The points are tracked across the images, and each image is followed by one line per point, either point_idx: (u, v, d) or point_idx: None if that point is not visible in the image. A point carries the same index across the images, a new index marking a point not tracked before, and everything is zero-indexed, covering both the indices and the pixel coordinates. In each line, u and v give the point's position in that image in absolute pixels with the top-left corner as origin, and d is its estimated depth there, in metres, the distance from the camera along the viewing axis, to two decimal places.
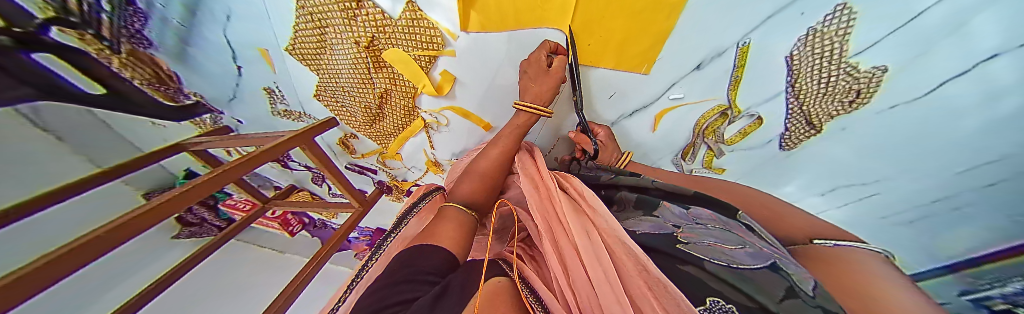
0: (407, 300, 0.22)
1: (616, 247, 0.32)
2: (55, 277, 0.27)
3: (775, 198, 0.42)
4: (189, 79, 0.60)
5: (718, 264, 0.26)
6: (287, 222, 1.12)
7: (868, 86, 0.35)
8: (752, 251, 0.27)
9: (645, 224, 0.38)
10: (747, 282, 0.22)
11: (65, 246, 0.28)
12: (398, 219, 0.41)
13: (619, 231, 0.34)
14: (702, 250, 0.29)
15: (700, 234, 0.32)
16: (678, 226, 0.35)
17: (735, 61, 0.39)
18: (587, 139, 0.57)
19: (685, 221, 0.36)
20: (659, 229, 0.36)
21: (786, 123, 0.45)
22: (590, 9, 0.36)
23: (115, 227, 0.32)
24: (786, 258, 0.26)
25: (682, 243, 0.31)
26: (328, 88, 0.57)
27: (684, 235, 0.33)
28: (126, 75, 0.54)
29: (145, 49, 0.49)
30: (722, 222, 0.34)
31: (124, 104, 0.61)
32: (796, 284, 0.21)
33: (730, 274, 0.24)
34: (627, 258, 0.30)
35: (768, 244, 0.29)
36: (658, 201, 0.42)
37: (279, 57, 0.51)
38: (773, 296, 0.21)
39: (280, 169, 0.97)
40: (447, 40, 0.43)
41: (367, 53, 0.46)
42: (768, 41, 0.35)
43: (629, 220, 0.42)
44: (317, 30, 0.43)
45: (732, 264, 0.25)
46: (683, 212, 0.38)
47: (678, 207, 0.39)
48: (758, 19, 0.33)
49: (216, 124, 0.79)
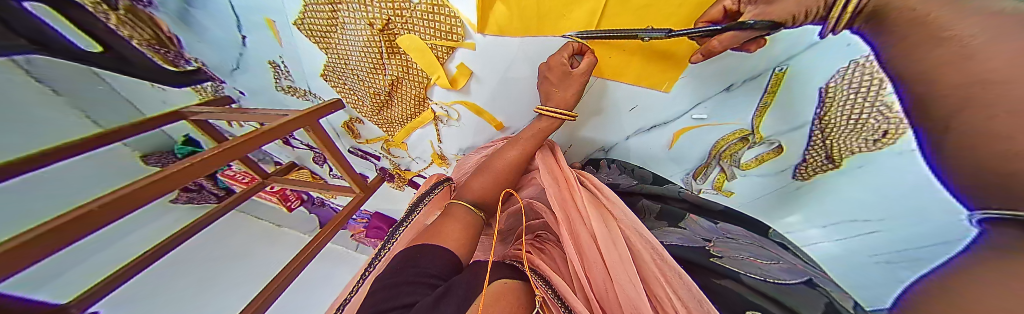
0: (406, 305, 0.23)
1: (634, 238, 0.36)
2: (21, 265, 0.25)
3: (864, 145, 0.32)
4: (192, 44, 0.57)
5: (754, 278, 0.30)
6: (286, 198, 1.14)
7: (897, 130, 0.27)
8: (786, 266, 0.32)
9: (673, 236, 0.39)
10: (786, 296, 0.27)
11: (37, 229, 0.26)
12: (410, 208, 0.40)
13: (639, 225, 0.37)
14: (736, 264, 0.33)
15: (733, 248, 0.36)
16: (709, 240, 0.38)
17: (767, 87, 0.36)
18: (738, 34, 0.25)
19: (714, 234, 0.40)
20: (688, 242, 0.38)
21: (809, 143, 0.38)
22: (620, 18, 0.34)
23: (141, 187, 0.34)
24: (815, 275, 0.32)
25: (715, 257, 0.34)
26: (336, 69, 0.54)
27: (716, 249, 0.36)
28: (123, 33, 0.51)
29: (144, 7, 0.47)
30: (756, 238, 0.39)
31: (122, 64, 0.59)
32: (834, 300, 0.27)
33: (770, 289, 0.28)
34: (644, 249, 0.34)
35: (797, 260, 0.35)
36: (684, 213, 0.44)
37: (286, 31, 0.48)
38: (814, 309, 0.25)
39: (281, 145, 0.96)
40: (467, 32, 0.41)
41: (381, 37, 0.44)
42: (807, 72, 0.32)
43: (655, 229, 0.42)
44: (329, 7, 0.41)
45: (768, 279, 0.30)
46: (712, 226, 0.42)
47: (706, 222, 0.42)
48: (783, 56, 0.32)
49: (218, 93, 0.75)
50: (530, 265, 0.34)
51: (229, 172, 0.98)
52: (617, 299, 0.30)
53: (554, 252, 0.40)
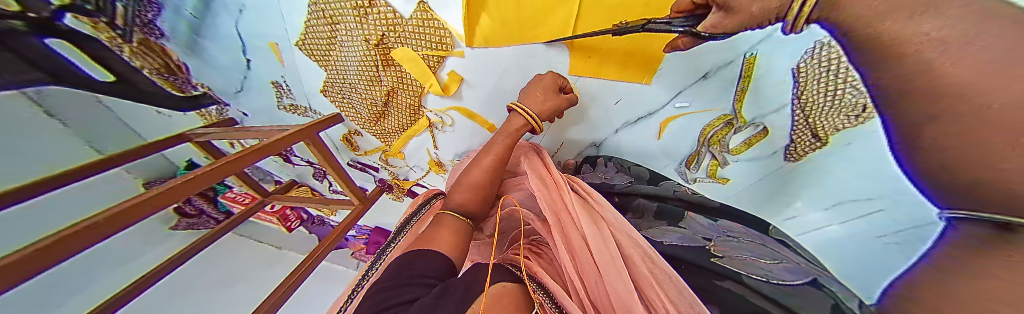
0: (407, 301, 0.24)
1: (624, 240, 0.36)
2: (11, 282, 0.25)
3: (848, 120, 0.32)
4: (198, 71, 0.60)
5: (756, 279, 0.29)
6: (286, 217, 1.13)
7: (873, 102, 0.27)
8: (789, 265, 0.31)
9: (672, 236, 0.39)
10: (790, 298, 0.26)
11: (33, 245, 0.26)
12: (399, 226, 0.42)
13: (627, 226, 0.37)
14: (738, 264, 0.32)
15: (733, 248, 0.35)
16: (710, 239, 0.38)
17: (741, 71, 0.39)
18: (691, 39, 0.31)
19: (714, 232, 0.39)
20: (687, 241, 0.38)
21: (793, 127, 0.39)
22: (593, 20, 0.37)
23: (121, 210, 0.33)
24: (822, 274, 0.30)
25: (716, 258, 0.34)
26: (335, 84, 0.57)
27: (717, 249, 0.35)
28: (135, 63, 0.55)
29: (156, 39, 0.51)
30: (756, 236, 0.38)
31: (133, 92, 0.61)
32: (841, 301, 0.25)
33: (771, 290, 0.28)
34: (635, 250, 0.34)
35: (802, 259, 0.33)
36: (682, 212, 0.44)
37: (288, 52, 0.52)
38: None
39: (281, 163, 0.97)
40: (456, 42, 0.44)
41: (376, 51, 0.47)
42: (774, 54, 0.35)
43: (652, 230, 0.42)
44: (328, 26, 0.44)
45: (771, 280, 0.29)
46: (711, 224, 0.41)
47: (705, 219, 0.42)
48: (754, 40, 0.35)
49: (222, 116, 0.77)
50: (527, 271, 0.34)
51: (231, 194, 0.98)
52: (611, 301, 0.30)
53: (550, 256, 0.40)
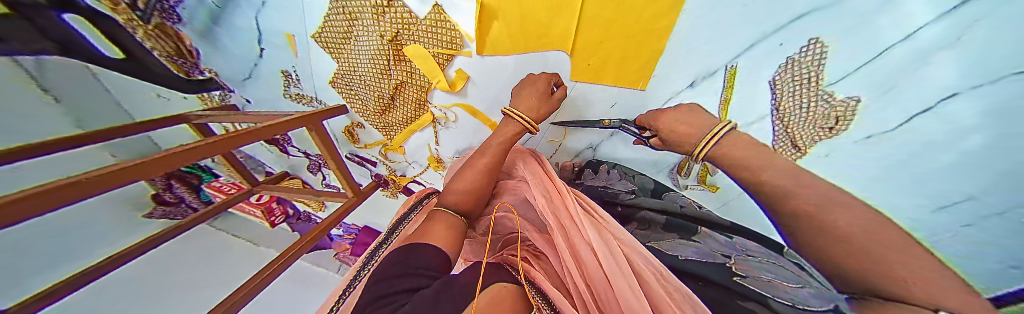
0: (410, 289, 0.25)
1: (634, 256, 0.34)
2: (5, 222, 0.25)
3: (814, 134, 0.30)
4: (209, 58, 0.62)
5: (781, 303, 0.23)
6: (270, 211, 1.04)
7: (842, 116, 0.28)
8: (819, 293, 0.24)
9: (687, 249, 0.37)
10: None
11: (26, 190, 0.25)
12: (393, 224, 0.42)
13: (636, 243, 0.36)
14: (763, 286, 0.27)
15: (758, 268, 0.30)
16: (729, 256, 0.33)
17: (724, 85, 0.37)
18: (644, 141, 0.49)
19: (733, 251, 0.35)
20: (705, 257, 0.34)
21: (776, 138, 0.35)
22: (593, 31, 0.41)
23: (103, 173, 0.31)
24: None
25: (739, 277, 0.29)
26: (345, 76, 0.59)
27: (739, 268, 0.30)
28: (148, 45, 0.55)
29: (173, 24, 0.53)
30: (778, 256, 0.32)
31: (141, 71, 0.60)
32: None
33: None
34: (646, 267, 0.32)
35: None
36: (697, 228, 0.41)
37: (303, 45, 0.54)
38: None
39: (277, 153, 0.95)
40: (464, 42, 0.47)
41: (389, 46, 0.50)
42: (757, 67, 0.33)
43: (667, 243, 0.40)
44: (346, 22, 0.47)
45: (799, 305, 0.23)
46: (729, 241, 0.37)
47: (721, 236, 0.38)
48: (742, 46, 0.33)
49: (223, 101, 0.77)
50: (525, 273, 0.34)
51: (217, 183, 0.95)
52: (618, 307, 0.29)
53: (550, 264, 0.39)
